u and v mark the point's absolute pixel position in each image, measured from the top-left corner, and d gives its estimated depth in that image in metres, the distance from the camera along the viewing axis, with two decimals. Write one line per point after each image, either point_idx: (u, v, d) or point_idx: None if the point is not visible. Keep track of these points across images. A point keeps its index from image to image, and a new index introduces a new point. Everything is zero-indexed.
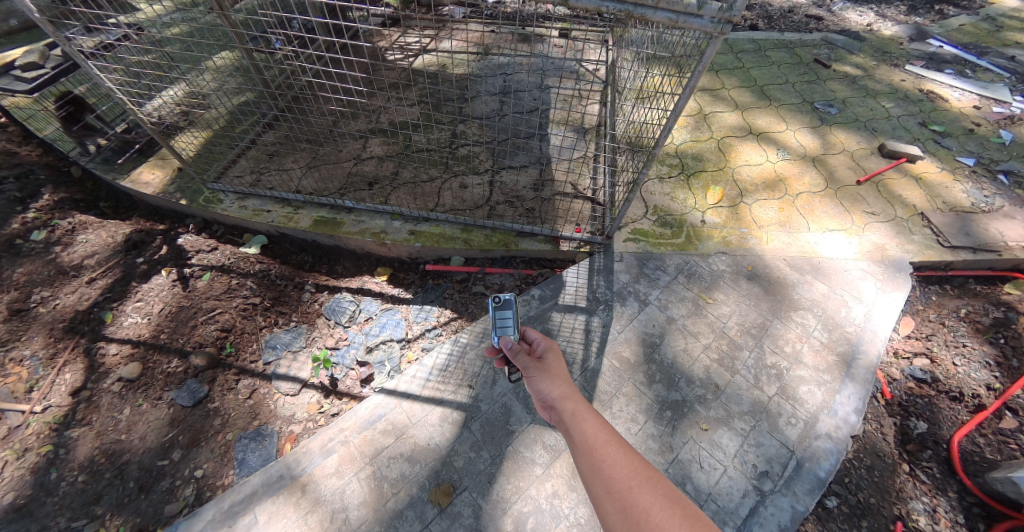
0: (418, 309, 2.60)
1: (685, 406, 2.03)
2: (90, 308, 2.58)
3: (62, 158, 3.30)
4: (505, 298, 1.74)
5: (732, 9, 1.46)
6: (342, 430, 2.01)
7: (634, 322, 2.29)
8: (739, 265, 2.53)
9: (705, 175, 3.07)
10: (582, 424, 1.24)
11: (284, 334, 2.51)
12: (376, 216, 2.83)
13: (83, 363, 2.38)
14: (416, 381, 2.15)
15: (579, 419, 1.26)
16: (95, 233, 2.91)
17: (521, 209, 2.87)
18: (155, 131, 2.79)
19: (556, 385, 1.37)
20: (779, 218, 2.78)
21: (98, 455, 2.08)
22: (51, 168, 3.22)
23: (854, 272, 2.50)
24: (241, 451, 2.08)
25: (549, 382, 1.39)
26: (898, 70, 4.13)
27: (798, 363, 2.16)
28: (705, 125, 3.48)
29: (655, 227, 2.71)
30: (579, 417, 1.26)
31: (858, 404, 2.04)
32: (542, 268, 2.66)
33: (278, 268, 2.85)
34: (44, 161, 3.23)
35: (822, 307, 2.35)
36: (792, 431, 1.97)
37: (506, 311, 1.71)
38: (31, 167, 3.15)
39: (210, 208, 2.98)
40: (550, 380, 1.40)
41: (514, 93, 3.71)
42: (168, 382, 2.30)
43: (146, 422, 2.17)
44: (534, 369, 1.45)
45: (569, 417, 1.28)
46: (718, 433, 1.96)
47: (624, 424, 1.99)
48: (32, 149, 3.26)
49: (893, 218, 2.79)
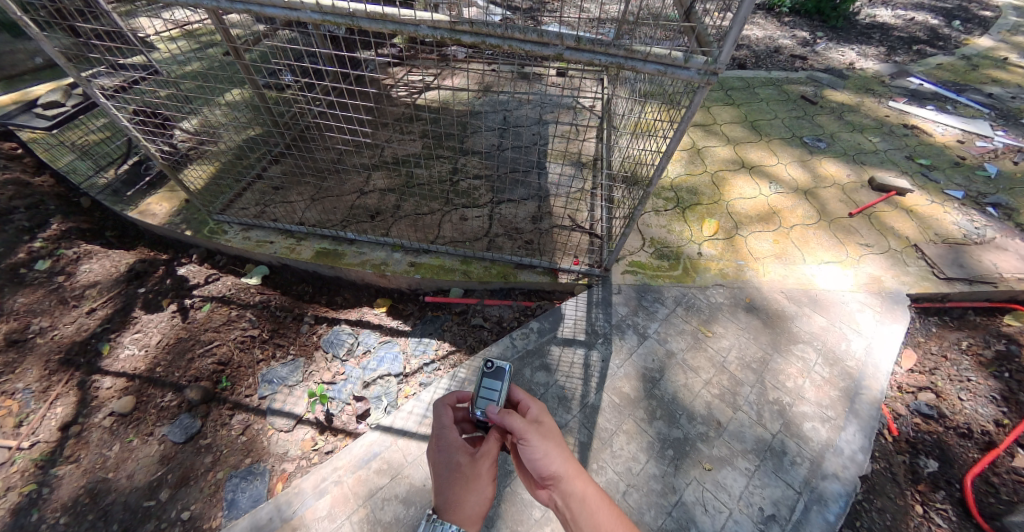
0: (416, 342, 2.57)
1: (688, 444, 1.95)
2: (88, 339, 2.59)
3: (74, 189, 3.39)
4: (498, 366, 1.52)
5: (718, 61, 1.53)
6: (336, 469, 1.93)
7: (634, 356, 2.25)
8: (737, 297, 2.53)
9: (700, 207, 3.11)
10: (593, 517, 1.19)
11: (281, 368, 2.47)
12: (376, 247, 2.85)
13: (76, 396, 2.36)
14: (412, 418, 2.07)
15: (591, 508, 1.21)
16: (99, 263, 2.96)
17: (520, 241, 2.89)
18: (166, 165, 2.89)
19: (561, 463, 1.27)
20: (775, 249, 2.81)
21: (83, 495, 2.02)
22: (61, 199, 3.31)
23: (852, 304, 2.50)
24: (231, 491, 2.00)
25: (553, 458, 1.28)
26: (882, 106, 4.25)
27: (801, 398, 2.09)
28: (699, 159, 3.56)
29: (652, 259, 2.72)
30: (589, 506, 1.21)
31: (865, 441, 1.95)
32: (541, 300, 2.64)
33: (278, 299, 2.84)
34: (56, 192, 3.33)
35: (823, 340, 2.32)
36: (799, 471, 1.88)
37: (498, 382, 1.48)
38: (43, 197, 3.24)
39: (214, 239, 3.03)
40: (553, 455, 1.29)
41: (513, 129, 3.85)
42: (160, 416, 2.26)
43: (135, 460, 2.12)
44: (533, 436, 1.30)
45: (580, 505, 1.22)
46: (722, 472, 1.87)
47: (625, 464, 1.89)
48: (45, 180, 3.36)
49: (888, 250, 2.81)
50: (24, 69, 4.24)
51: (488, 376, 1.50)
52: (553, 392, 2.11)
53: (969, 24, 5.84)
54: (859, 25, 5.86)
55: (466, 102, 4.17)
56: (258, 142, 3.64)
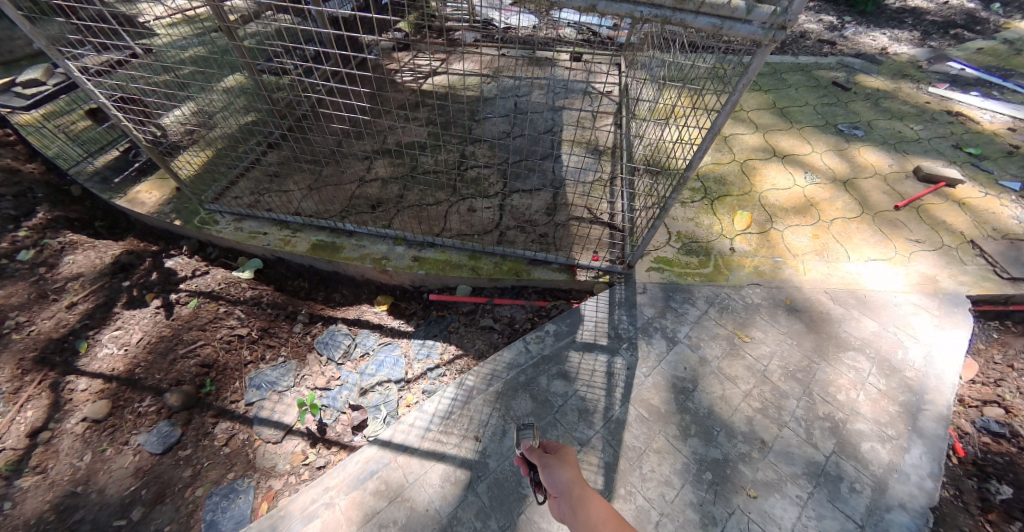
0: (419, 345, 2.35)
1: (728, 467, 1.70)
2: (65, 336, 2.38)
3: (64, 176, 3.20)
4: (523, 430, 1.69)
5: (788, 12, 1.27)
6: (327, 490, 1.69)
7: (662, 364, 2.00)
8: (776, 298, 2.27)
9: (729, 199, 2.85)
10: (585, 508, 1.11)
11: (270, 372, 2.25)
12: (377, 240, 2.62)
13: (48, 399, 2.15)
14: (413, 431, 1.82)
15: (585, 501, 1.12)
16: (84, 255, 2.76)
17: (533, 235, 2.65)
18: (149, 149, 2.68)
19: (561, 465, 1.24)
20: (814, 245, 2.54)
21: (49, 512, 1.81)
22: (51, 187, 3.12)
23: (905, 307, 2.23)
24: (211, 511, 1.78)
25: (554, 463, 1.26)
26: (921, 92, 3.95)
27: (855, 414, 1.84)
28: (726, 147, 3.29)
29: (679, 255, 2.47)
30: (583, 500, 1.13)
31: (933, 466, 1.69)
32: (556, 300, 2.40)
33: (270, 295, 2.62)
34: (45, 180, 3.14)
35: (875, 347, 2.06)
36: (858, 500, 1.62)
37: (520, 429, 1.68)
38: (31, 185, 3.05)
39: (204, 230, 2.82)
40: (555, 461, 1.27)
41: (525, 115, 3.60)
42: (138, 424, 2.05)
43: (108, 472, 1.91)
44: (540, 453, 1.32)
45: (574, 500, 1.14)
46: (769, 500, 1.63)
47: (656, 490, 1.65)
48: (36, 167, 3.18)
49: (940, 247, 2.53)
50: (19, 54, 4.04)
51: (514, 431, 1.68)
52: (573, 404, 1.88)
53: (1009, 7, 5.47)
54: (890, 8, 5.52)
55: (474, 88, 3.92)
56: (254, 128, 3.42)
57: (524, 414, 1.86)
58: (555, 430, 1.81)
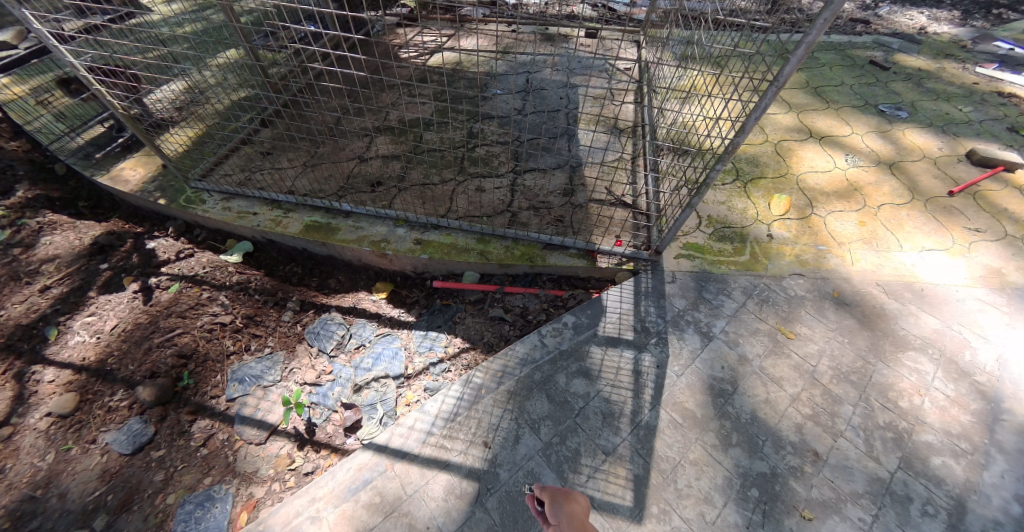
0: (421, 337, 2.12)
1: (777, 483, 1.47)
2: (35, 322, 2.18)
3: (47, 153, 2.98)
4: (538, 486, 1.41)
5: None
6: (313, 502, 1.46)
7: (697, 363, 1.76)
8: (822, 290, 2.02)
9: (764, 181, 2.59)
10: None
11: (255, 364, 2.03)
12: (377, 221, 2.38)
13: (11, 391, 1.94)
14: (413, 435, 1.60)
15: None
16: (61, 235, 2.55)
17: (548, 218, 2.40)
18: (129, 120, 2.45)
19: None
20: (862, 233, 2.28)
21: (3, 518, 1.60)
22: (34, 165, 2.91)
23: (969, 302, 1.98)
24: (183, 522, 1.57)
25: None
26: (967, 73, 3.66)
27: (922, 424, 1.59)
28: (758, 126, 3.02)
29: (711, 242, 2.22)
30: None
31: (1018, 487, 1.45)
32: (574, 289, 2.17)
33: (259, 280, 2.40)
34: (28, 157, 2.93)
35: (940, 348, 1.81)
36: (932, 526, 1.38)
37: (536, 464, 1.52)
38: (13, 162, 2.85)
39: (189, 208, 2.59)
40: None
41: (538, 92, 3.34)
42: (107, 420, 1.84)
43: (72, 474, 1.70)
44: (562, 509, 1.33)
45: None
46: (828, 524, 1.39)
47: (695, 508, 1.42)
48: (19, 144, 2.97)
49: (1003, 236, 2.27)
50: None
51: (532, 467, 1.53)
52: (596, 407, 1.64)
53: None
54: None
55: (484, 64, 3.67)
56: (247, 102, 3.18)
57: (540, 417, 1.63)
58: (576, 436, 1.57)
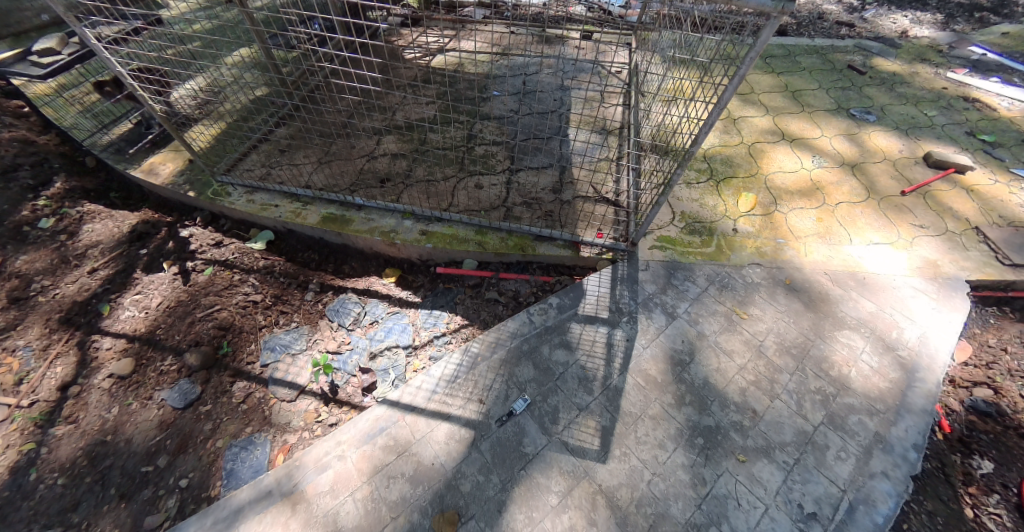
0: (426, 314, 2.44)
1: (720, 434, 1.78)
2: (88, 299, 2.49)
3: (79, 148, 3.25)
4: None
5: None
6: (339, 444, 1.79)
7: (661, 337, 2.07)
8: (777, 278, 2.32)
9: (735, 180, 2.87)
10: None
11: (284, 336, 2.36)
12: (387, 214, 2.69)
13: (75, 356, 2.27)
14: (421, 393, 1.92)
15: None
16: (102, 223, 2.85)
17: (539, 212, 2.70)
18: (168, 122, 2.67)
19: None
20: (819, 228, 2.57)
21: (81, 457, 1.93)
22: (66, 158, 3.16)
23: (905, 290, 2.27)
24: (230, 461, 1.91)
25: None
26: (939, 78, 3.91)
27: (846, 389, 1.90)
28: (735, 129, 3.29)
29: (682, 235, 2.52)
30: None
31: (919, 439, 1.77)
32: (560, 276, 2.48)
33: (282, 265, 2.71)
34: (60, 150, 3.18)
35: (872, 327, 2.11)
36: (842, 468, 1.70)
37: (521, 407, 1.86)
38: (47, 156, 3.09)
39: (217, 201, 2.88)
40: None
41: (533, 94, 3.61)
42: (159, 381, 2.17)
43: (134, 424, 2.03)
44: None
45: None
46: (758, 465, 1.71)
47: (651, 452, 1.74)
48: (49, 139, 3.21)
49: (945, 233, 2.56)
50: (30, 26, 3.96)
51: (515, 406, 1.87)
52: (573, 373, 1.96)
53: None
54: None
55: (483, 64, 3.91)
56: (264, 102, 3.45)
57: (527, 380, 1.94)
58: (556, 395, 1.89)
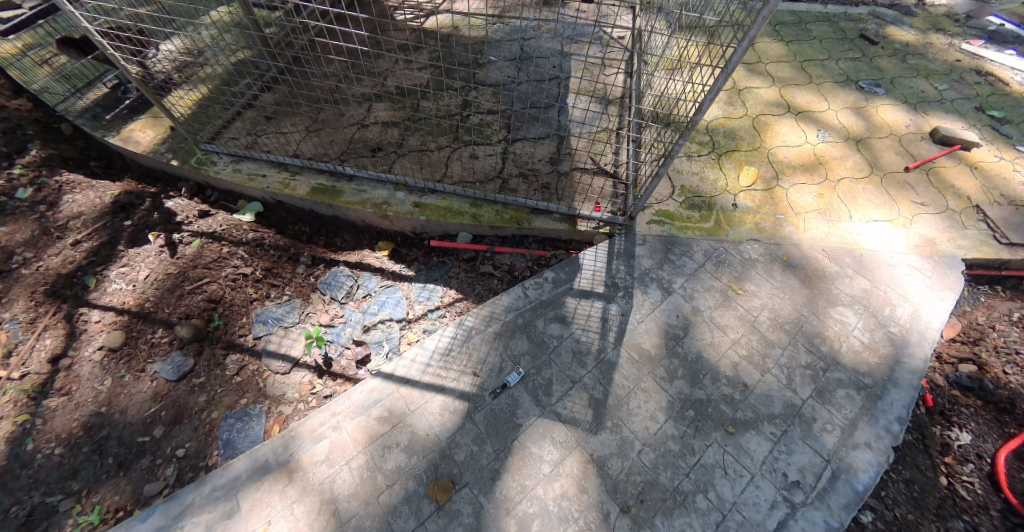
0: (420, 287, 2.42)
1: (710, 406, 1.81)
2: (73, 272, 2.43)
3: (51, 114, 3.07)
4: None
5: None
6: (334, 415, 1.80)
7: (656, 312, 2.07)
8: (774, 254, 2.31)
9: (738, 154, 2.82)
10: None
11: (276, 308, 2.34)
12: (378, 185, 2.62)
13: (64, 328, 2.23)
14: (415, 366, 1.92)
15: None
16: (83, 194, 2.76)
17: (535, 185, 2.65)
18: (144, 87, 2.53)
19: None
20: (819, 204, 2.54)
21: (77, 428, 1.93)
22: (40, 124, 2.99)
23: (900, 267, 2.27)
24: (227, 431, 1.93)
25: None
26: (953, 49, 3.79)
27: (836, 364, 1.93)
28: (739, 101, 3.21)
29: (681, 210, 2.48)
30: None
31: (903, 412, 1.80)
32: (555, 250, 2.46)
33: (272, 237, 2.67)
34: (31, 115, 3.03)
35: (865, 304, 2.12)
36: (828, 438, 1.75)
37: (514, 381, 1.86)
38: (19, 122, 2.91)
39: (202, 170, 2.79)
40: None
41: (531, 61, 3.48)
42: (152, 353, 2.16)
43: (128, 395, 2.03)
44: None
45: None
46: (746, 436, 1.75)
47: (642, 423, 1.77)
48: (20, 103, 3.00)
49: (944, 210, 2.54)
50: None
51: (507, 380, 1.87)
52: (568, 346, 1.96)
53: None
54: None
55: (480, 27, 3.75)
56: (248, 65, 3.30)
57: (521, 353, 1.95)
58: (550, 368, 1.90)
